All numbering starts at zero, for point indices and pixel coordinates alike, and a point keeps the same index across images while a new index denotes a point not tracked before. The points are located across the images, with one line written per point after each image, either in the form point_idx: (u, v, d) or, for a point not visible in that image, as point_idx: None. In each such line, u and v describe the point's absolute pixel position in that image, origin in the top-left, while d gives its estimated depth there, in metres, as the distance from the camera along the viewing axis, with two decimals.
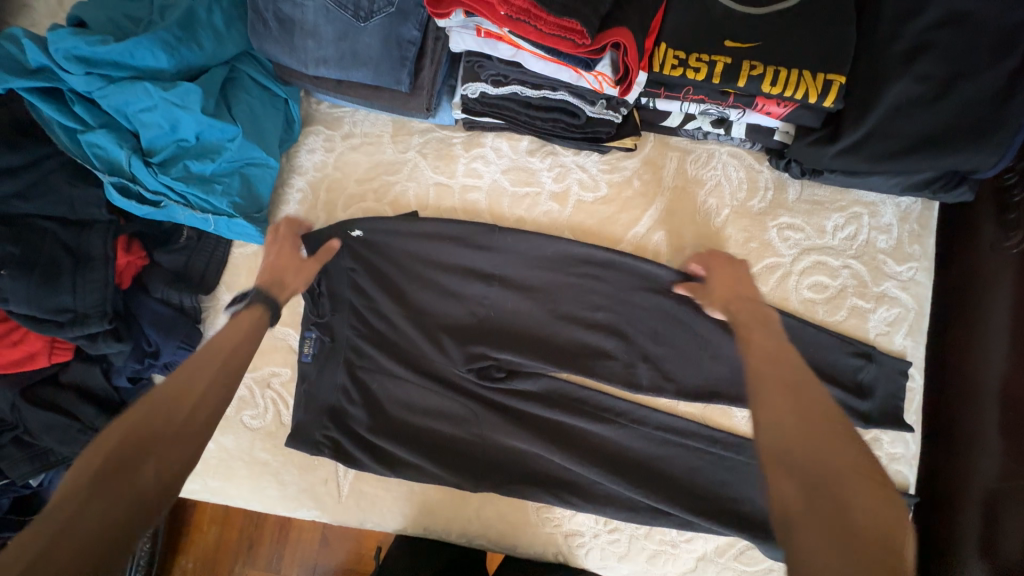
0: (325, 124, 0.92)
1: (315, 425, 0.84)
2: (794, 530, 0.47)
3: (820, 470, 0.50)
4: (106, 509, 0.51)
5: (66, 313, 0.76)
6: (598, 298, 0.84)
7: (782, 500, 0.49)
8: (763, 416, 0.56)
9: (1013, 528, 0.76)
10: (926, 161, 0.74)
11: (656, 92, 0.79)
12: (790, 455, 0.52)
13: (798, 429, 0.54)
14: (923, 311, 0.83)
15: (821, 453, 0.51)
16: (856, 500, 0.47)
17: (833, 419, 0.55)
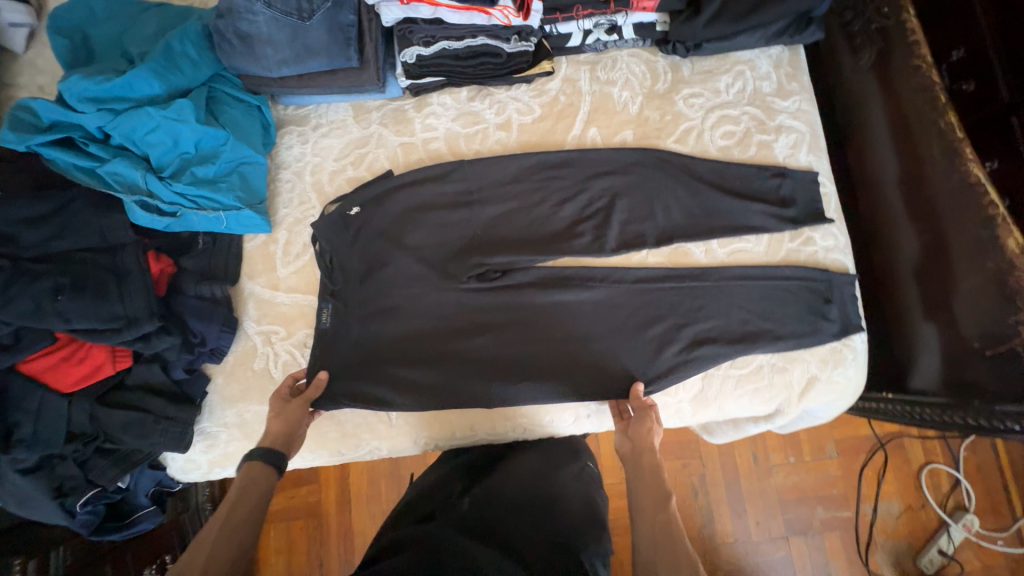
0: (295, 123, 1.08)
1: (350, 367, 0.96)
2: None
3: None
4: (224, 552, 0.71)
5: (120, 319, 0.89)
6: (559, 194, 1.01)
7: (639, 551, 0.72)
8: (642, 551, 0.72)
9: (941, 271, 0.93)
10: (773, 10, 0.94)
11: (554, 17, 0.98)
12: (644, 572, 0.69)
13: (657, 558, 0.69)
14: (814, 131, 1.01)
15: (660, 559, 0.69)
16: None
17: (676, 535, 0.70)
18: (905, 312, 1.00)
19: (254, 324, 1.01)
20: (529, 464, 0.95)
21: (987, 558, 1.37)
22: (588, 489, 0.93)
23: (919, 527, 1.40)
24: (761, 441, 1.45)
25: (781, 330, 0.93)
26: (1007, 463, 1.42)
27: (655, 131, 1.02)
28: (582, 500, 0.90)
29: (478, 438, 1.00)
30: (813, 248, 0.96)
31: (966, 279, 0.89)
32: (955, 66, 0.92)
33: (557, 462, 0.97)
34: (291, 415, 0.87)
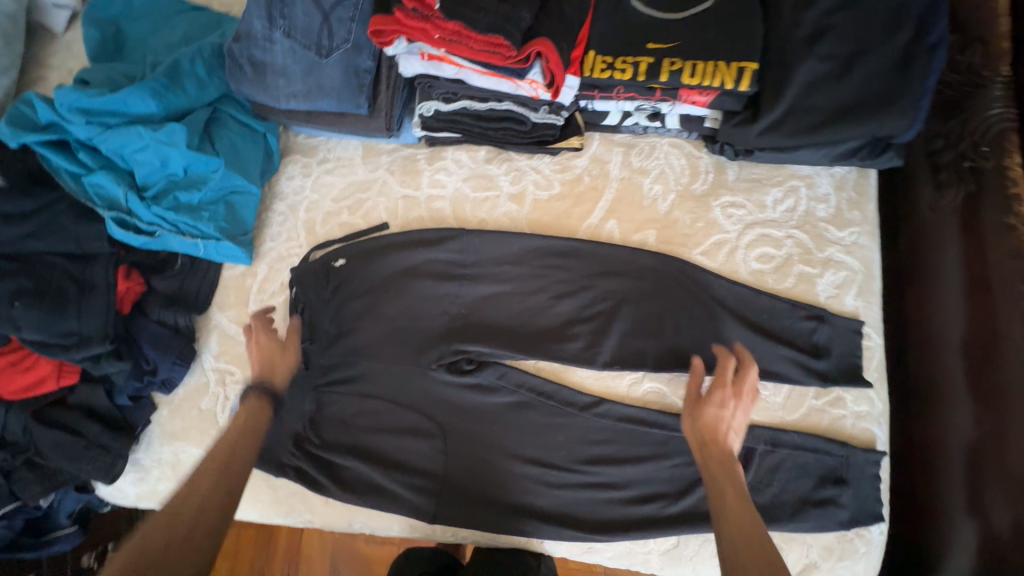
0: (302, 153, 1.02)
1: (289, 432, 0.89)
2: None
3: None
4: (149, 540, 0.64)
5: (72, 336, 0.84)
6: (560, 286, 0.90)
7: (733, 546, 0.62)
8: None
9: (999, 479, 0.76)
10: (846, 130, 0.80)
11: (591, 94, 0.87)
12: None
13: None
14: (871, 272, 0.86)
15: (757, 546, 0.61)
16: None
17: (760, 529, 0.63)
18: (944, 506, 0.83)
19: (212, 360, 0.94)
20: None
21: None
22: None
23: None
24: None
25: (783, 503, 0.79)
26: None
27: (683, 237, 0.90)
28: None
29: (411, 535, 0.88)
30: (839, 410, 0.81)
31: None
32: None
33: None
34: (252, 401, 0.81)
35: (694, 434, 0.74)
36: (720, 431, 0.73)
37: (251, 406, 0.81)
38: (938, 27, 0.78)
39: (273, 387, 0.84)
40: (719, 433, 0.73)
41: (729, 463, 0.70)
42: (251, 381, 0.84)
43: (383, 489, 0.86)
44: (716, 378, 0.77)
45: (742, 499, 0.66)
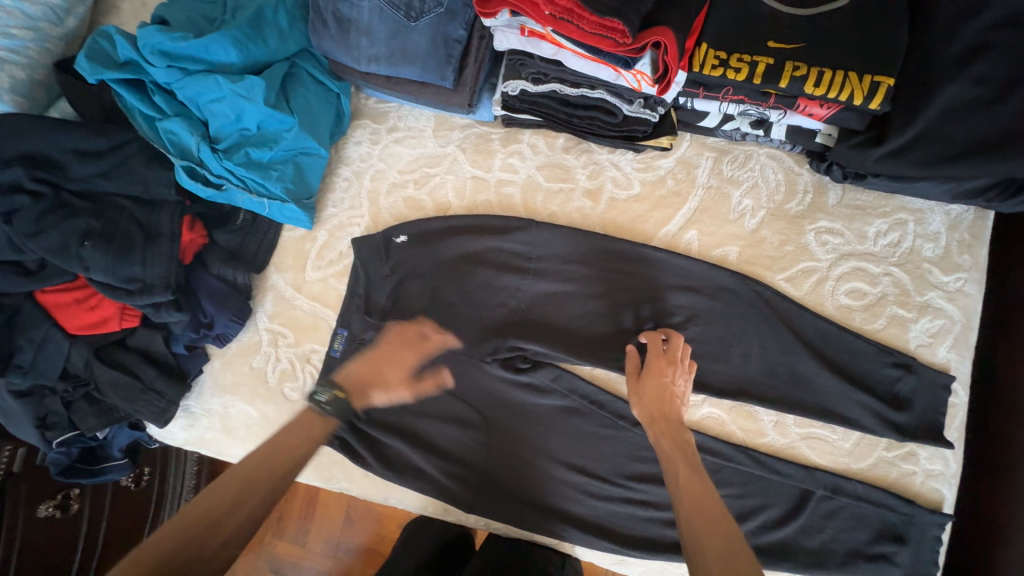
0: (372, 118, 0.98)
1: None
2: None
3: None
4: None
5: (135, 282, 0.84)
6: (628, 295, 0.86)
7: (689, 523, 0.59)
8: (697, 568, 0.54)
9: None
10: (984, 168, 0.71)
11: (695, 91, 0.79)
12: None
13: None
14: (971, 324, 0.79)
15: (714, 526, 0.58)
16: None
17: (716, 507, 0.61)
18: None
19: (266, 320, 0.95)
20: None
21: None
22: None
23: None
24: None
25: (834, 552, 0.76)
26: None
27: (768, 259, 0.84)
28: None
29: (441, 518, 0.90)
30: (908, 465, 0.77)
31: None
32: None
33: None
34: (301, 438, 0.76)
35: (644, 406, 0.75)
36: (668, 398, 0.74)
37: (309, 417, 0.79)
38: None
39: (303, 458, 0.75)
40: (667, 401, 0.74)
41: (676, 429, 0.72)
42: (296, 432, 0.76)
43: (422, 471, 0.86)
44: (653, 352, 0.79)
45: (693, 471, 0.66)
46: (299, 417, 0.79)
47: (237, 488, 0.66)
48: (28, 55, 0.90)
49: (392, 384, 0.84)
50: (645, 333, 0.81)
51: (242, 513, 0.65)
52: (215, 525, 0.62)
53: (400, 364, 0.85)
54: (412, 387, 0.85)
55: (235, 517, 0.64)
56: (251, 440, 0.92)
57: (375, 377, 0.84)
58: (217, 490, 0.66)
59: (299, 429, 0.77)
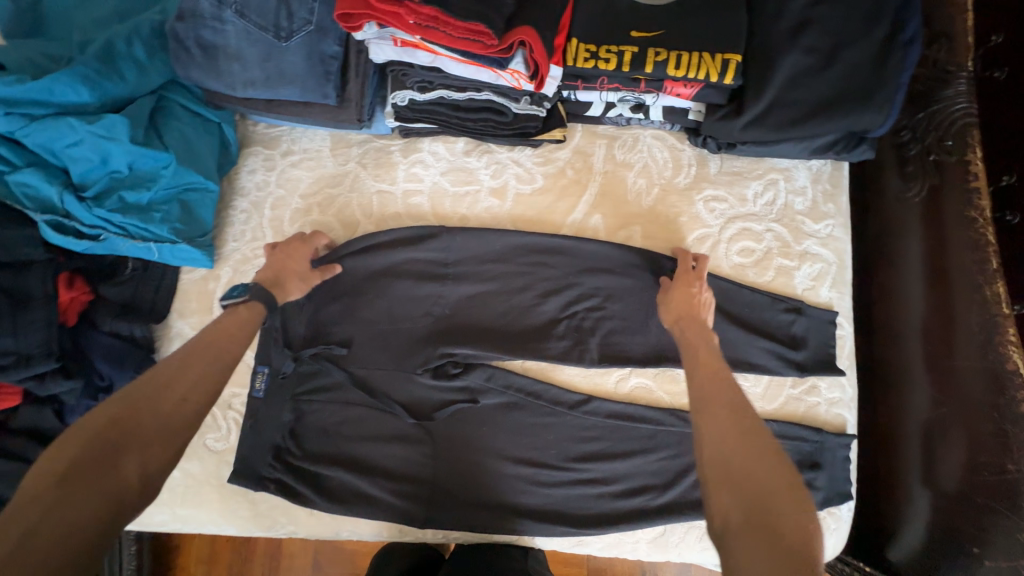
0: (263, 145, 0.95)
1: (264, 445, 0.84)
2: (738, 542, 0.52)
3: (755, 475, 0.56)
4: (84, 501, 0.53)
5: (8, 355, 0.76)
6: (546, 283, 0.88)
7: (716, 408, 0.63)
8: (706, 440, 0.60)
9: (949, 456, 0.83)
10: (825, 124, 0.80)
11: (574, 84, 0.83)
12: (715, 461, 0.58)
13: (741, 451, 0.58)
14: (843, 263, 0.89)
15: (733, 414, 0.62)
16: (785, 507, 0.53)
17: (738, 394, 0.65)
18: (900, 480, 0.90)
19: None
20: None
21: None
22: None
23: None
24: None
25: None
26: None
27: (667, 231, 0.90)
28: None
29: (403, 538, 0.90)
30: (813, 398, 0.85)
31: (979, 472, 0.80)
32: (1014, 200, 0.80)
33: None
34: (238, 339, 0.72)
35: (671, 311, 0.80)
36: (694, 307, 0.79)
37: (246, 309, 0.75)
38: (912, 23, 0.78)
39: (240, 350, 0.71)
40: (694, 306, 0.79)
41: (703, 327, 0.76)
42: (227, 325, 0.72)
43: (368, 494, 0.84)
44: (687, 266, 0.83)
45: (712, 356, 0.71)
46: (225, 313, 0.74)
47: (162, 376, 0.64)
48: None
49: (306, 274, 0.84)
50: (678, 250, 0.86)
51: (173, 401, 0.62)
52: (145, 409, 0.60)
53: (303, 274, 0.83)
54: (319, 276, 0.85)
55: (164, 407, 0.61)
56: (178, 503, 0.86)
57: (284, 274, 0.81)
58: (158, 374, 0.64)
59: (226, 320, 0.73)
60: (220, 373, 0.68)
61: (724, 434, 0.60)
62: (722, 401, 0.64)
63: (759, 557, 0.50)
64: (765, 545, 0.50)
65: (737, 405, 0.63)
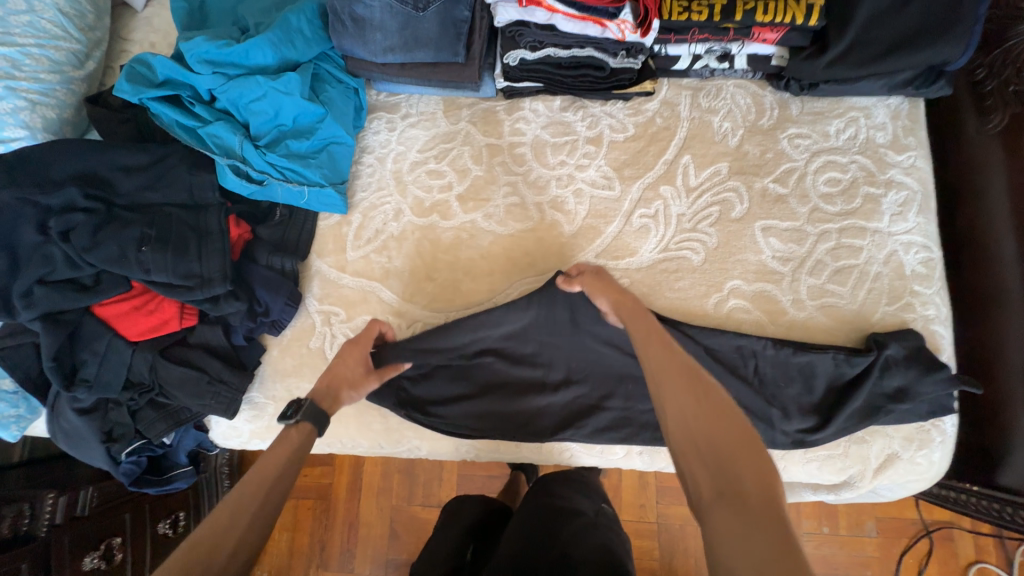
0: (385, 110, 1.09)
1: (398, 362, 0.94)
2: (713, 516, 0.53)
3: (716, 443, 0.57)
4: None
5: (194, 278, 0.89)
6: (641, 217, 0.99)
7: (670, 404, 0.62)
8: (669, 412, 0.62)
9: None
10: (905, 59, 0.88)
11: (667, 38, 0.94)
12: (688, 434, 0.59)
13: (699, 419, 0.60)
14: (928, 192, 0.95)
15: (689, 406, 0.61)
16: (745, 469, 0.55)
17: (716, 393, 0.62)
18: (1002, 404, 0.92)
19: (316, 303, 1.01)
20: (524, 521, 0.93)
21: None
22: (610, 535, 0.90)
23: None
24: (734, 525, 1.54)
25: (871, 402, 0.85)
26: None
27: (754, 167, 0.98)
28: (601, 543, 0.86)
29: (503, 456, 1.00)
30: (908, 314, 0.90)
31: None
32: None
33: (553, 519, 0.92)
34: (285, 448, 0.72)
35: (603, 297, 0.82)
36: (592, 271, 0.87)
37: (301, 430, 0.75)
38: None
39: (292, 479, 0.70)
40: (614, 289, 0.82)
41: (639, 308, 0.77)
42: (279, 452, 0.71)
43: (478, 400, 0.93)
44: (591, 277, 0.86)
45: (682, 378, 0.64)
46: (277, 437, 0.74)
47: (231, 505, 0.63)
48: (56, 96, 0.98)
49: (356, 379, 0.85)
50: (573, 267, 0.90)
51: (239, 529, 0.61)
52: (211, 554, 0.57)
53: (355, 378, 0.85)
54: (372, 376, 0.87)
55: (231, 538, 0.60)
56: None
57: (337, 381, 0.83)
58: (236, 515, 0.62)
59: (276, 449, 0.72)
60: (271, 504, 0.65)
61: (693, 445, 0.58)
62: (671, 366, 0.66)
63: (737, 531, 0.50)
64: (740, 519, 0.51)
65: (686, 367, 0.65)
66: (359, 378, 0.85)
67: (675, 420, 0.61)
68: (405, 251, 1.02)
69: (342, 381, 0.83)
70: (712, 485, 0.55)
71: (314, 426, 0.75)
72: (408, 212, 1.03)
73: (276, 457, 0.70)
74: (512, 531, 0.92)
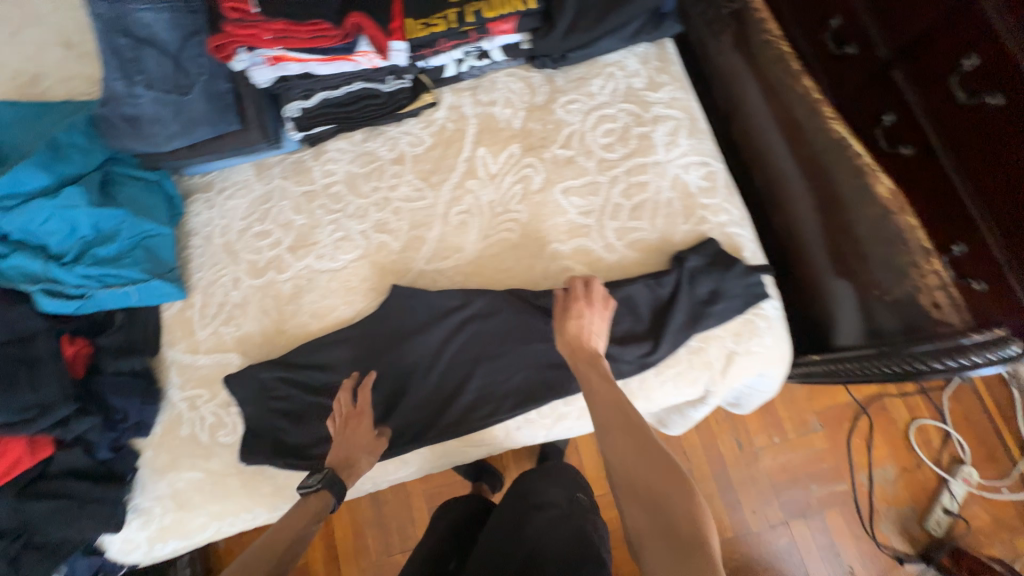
0: (201, 191, 1.14)
1: (267, 421, 0.96)
2: (648, 552, 0.61)
3: (653, 487, 0.65)
4: None
5: (32, 409, 0.87)
6: (459, 213, 1.05)
7: (614, 458, 0.70)
8: (613, 463, 0.70)
9: (855, 215, 0.94)
10: (620, 15, 1.01)
11: (423, 53, 1.02)
12: (630, 488, 0.67)
13: (638, 465, 0.68)
14: (692, 116, 1.05)
15: (630, 457, 0.69)
16: (678, 509, 0.63)
17: (657, 444, 0.69)
18: (815, 271, 1.01)
19: (179, 391, 1.02)
20: (499, 522, 0.96)
21: (996, 509, 1.60)
22: (583, 520, 0.94)
23: (920, 489, 1.63)
24: None
25: (691, 311, 0.93)
26: (989, 404, 1.69)
27: (540, 140, 1.06)
28: (569, 533, 0.90)
29: (459, 459, 1.05)
30: (705, 226, 0.98)
31: (862, 220, 0.93)
32: (839, 32, 0.94)
33: (524, 512, 0.96)
34: (301, 516, 0.81)
35: (563, 343, 0.85)
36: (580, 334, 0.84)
37: (314, 498, 0.84)
38: None
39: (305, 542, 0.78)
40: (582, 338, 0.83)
41: (591, 359, 0.81)
42: (296, 518, 0.80)
43: None
44: (567, 301, 0.87)
45: (625, 433, 0.71)
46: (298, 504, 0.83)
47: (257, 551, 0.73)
48: None
49: (372, 444, 0.91)
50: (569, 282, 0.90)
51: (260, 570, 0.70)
52: None
53: (365, 446, 0.91)
54: (382, 440, 0.92)
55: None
56: (208, 499, 0.96)
57: (353, 453, 0.89)
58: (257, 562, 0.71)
59: (295, 514, 0.81)
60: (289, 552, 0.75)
61: (635, 498, 0.66)
62: (613, 419, 0.73)
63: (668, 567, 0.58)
64: (669, 553, 0.59)
65: (626, 419, 0.72)
66: (370, 446, 0.91)
67: (618, 473, 0.69)
68: (251, 314, 1.04)
69: (357, 453, 0.89)
70: (648, 529, 0.63)
71: (331, 493, 0.84)
72: (246, 278, 1.07)
73: (298, 520, 0.80)
74: (489, 535, 0.96)
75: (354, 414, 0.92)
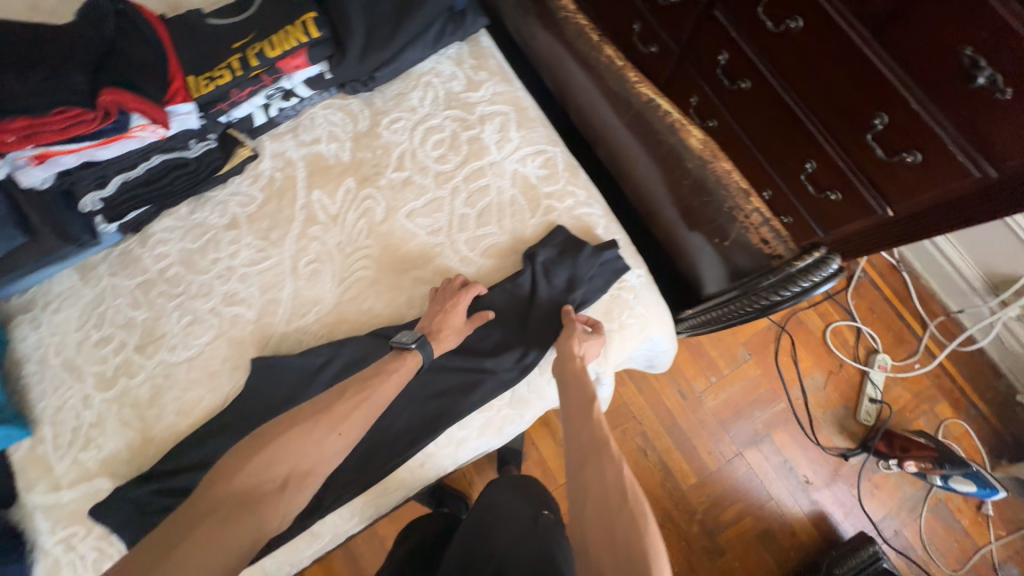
0: (25, 312, 1.02)
1: None
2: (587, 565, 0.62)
3: (602, 504, 0.65)
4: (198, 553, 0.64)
5: None
6: (309, 264, 1.00)
7: (574, 476, 0.71)
8: (574, 480, 0.71)
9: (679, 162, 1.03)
10: (411, 24, 0.99)
11: (219, 108, 0.95)
12: (583, 504, 0.67)
13: (593, 483, 0.68)
14: (517, 107, 1.04)
15: (588, 476, 0.69)
16: (621, 527, 0.62)
17: (617, 466, 0.68)
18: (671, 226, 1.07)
19: (48, 537, 0.90)
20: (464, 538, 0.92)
21: (913, 386, 1.61)
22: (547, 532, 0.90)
23: (846, 386, 1.62)
24: (649, 432, 1.55)
25: (555, 302, 0.92)
26: (889, 295, 1.69)
27: (374, 168, 1.02)
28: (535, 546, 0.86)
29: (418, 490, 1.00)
30: (553, 214, 0.98)
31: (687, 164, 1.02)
32: None
33: (488, 522, 0.92)
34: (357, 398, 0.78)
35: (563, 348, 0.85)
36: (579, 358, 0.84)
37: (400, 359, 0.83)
38: None
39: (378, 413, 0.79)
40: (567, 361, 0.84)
41: (579, 383, 0.81)
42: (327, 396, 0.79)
43: None
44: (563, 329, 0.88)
45: (590, 453, 0.71)
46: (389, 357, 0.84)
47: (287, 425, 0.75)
48: None
49: (460, 327, 0.87)
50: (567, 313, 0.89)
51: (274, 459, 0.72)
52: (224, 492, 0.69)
53: (456, 326, 0.87)
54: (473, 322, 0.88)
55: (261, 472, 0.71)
56: None
57: (445, 325, 0.86)
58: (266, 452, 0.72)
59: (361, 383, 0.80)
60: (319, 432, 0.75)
61: (583, 511, 0.67)
62: (584, 442, 0.73)
63: None
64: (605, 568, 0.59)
65: (596, 442, 0.72)
66: (459, 329, 0.87)
67: (575, 490, 0.70)
68: (111, 430, 0.95)
69: (450, 328, 0.86)
70: (590, 541, 0.63)
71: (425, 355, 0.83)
72: (96, 393, 0.97)
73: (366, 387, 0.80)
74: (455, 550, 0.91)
75: (447, 292, 0.90)
